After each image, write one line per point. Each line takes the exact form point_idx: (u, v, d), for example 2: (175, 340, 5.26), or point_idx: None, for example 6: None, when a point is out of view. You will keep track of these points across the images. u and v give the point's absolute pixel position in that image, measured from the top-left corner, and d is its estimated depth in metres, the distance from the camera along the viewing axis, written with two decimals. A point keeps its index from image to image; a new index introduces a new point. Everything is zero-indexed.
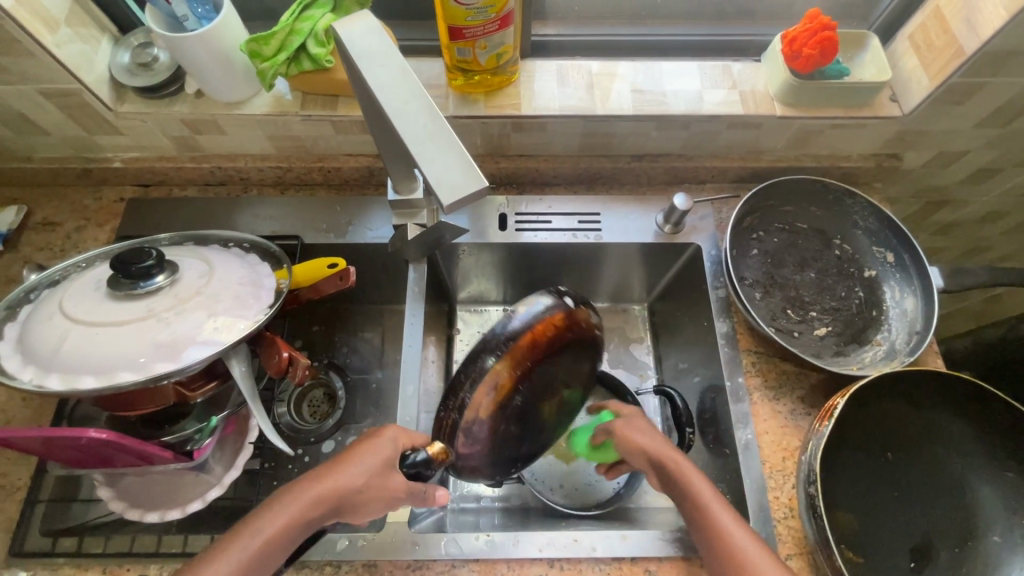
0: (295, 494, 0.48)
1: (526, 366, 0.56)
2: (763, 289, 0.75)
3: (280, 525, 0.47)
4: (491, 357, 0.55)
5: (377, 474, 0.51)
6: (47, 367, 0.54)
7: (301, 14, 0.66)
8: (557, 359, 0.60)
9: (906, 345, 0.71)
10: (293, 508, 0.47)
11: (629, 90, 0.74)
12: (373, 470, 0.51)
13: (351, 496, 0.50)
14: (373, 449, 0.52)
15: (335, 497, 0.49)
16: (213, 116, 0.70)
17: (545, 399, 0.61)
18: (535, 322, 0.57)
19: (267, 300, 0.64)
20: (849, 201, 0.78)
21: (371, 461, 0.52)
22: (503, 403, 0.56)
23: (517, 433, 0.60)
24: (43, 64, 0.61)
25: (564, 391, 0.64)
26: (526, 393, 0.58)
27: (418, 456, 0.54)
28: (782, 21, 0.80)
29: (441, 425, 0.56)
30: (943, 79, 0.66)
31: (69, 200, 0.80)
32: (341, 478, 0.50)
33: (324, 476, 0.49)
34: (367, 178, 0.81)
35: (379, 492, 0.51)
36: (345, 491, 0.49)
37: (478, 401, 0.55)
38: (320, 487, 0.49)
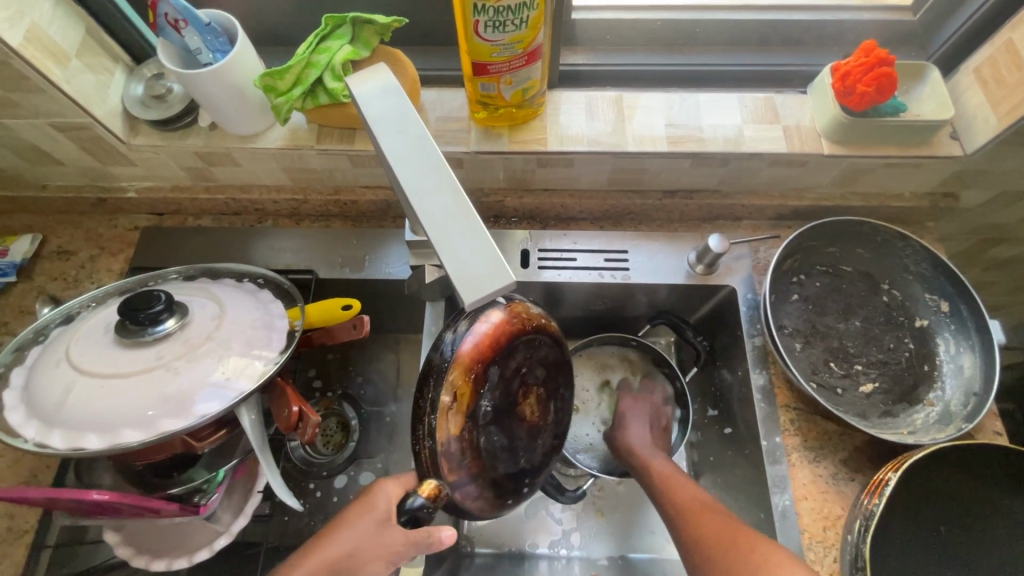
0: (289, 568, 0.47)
1: (481, 372, 0.51)
2: (804, 339, 0.70)
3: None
4: (441, 373, 0.50)
5: (369, 536, 0.48)
6: (52, 422, 0.52)
7: (317, 45, 0.62)
8: (517, 357, 0.54)
9: (962, 408, 0.65)
10: None
11: (663, 125, 0.69)
12: (365, 533, 0.48)
13: (344, 562, 0.47)
14: (361, 507, 0.50)
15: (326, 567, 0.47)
16: (227, 150, 0.68)
17: (517, 401, 0.55)
18: (477, 327, 0.51)
19: (279, 345, 0.61)
20: (900, 244, 0.72)
21: (363, 523, 0.49)
22: (470, 413, 0.50)
23: (502, 447, 0.54)
24: (53, 100, 0.59)
25: (540, 390, 0.58)
26: (492, 397, 0.52)
27: (414, 502, 0.48)
28: (831, 48, 0.74)
29: (421, 460, 0.50)
30: (1015, 120, 0.60)
31: (84, 228, 0.79)
32: (329, 544, 0.48)
33: (316, 547, 0.48)
34: (385, 209, 0.78)
35: (376, 551, 0.47)
36: (340, 556, 0.47)
37: (444, 422, 0.49)
38: (311, 557, 0.47)
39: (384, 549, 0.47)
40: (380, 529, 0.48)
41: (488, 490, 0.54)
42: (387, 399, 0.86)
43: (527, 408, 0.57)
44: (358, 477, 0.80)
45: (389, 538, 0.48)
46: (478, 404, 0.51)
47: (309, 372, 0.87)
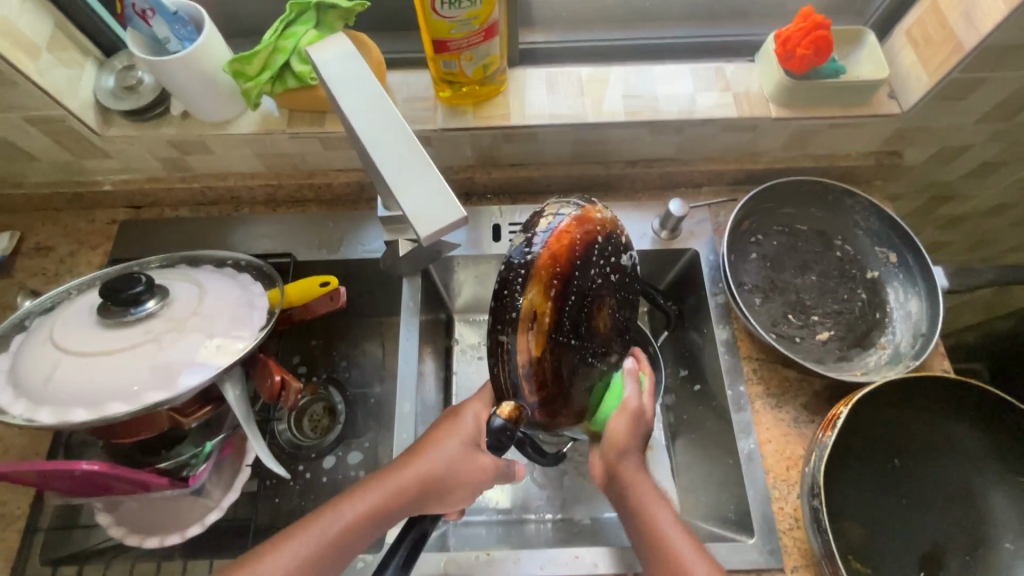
0: (377, 485, 0.52)
1: (555, 289, 0.49)
2: (763, 295, 0.74)
3: (359, 517, 0.50)
4: (519, 286, 0.48)
5: (459, 462, 0.53)
6: (39, 400, 0.54)
7: (283, 31, 0.64)
8: (595, 270, 0.53)
9: (911, 349, 0.69)
10: (373, 498, 0.51)
11: (621, 96, 0.72)
12: (452, 460, 0.53)
13: (434, 483, 0.52)
14: (450, 435, 0.55)
15: (411, 488, 0.52)
16: (200, 137, 0.70)
17: (593, 315, 0.55)
18: (553, 241, 0.49)
19: (259, 321, 0.63)
20: (849, 201, 0.77)
21: (451, 447, 0.54)
22: (548, 329, 0.49)
23: (580, 363, 0.54)
24: (26, 92, 0.61)
25: (612, 303, 0.58)
26: (570, 312, 0.51)
27: (494, 423, 0.49)
28: (775, 19, 0.78)
29: (499, 385, 0.49)
30: (943, 75, 0.64)
31: (62, 224, 0.80)
32: (419, 468, 0.52)
33: (406, 467, 0.53)
34: (359, 192, 0.80)
35: (462, 479, 0.53)
36: (427, 475, 0.52)
37: (524, 341, 0.48)
38: (400, 476, 0.52)
39: (474, 478, 0.53)
40: (471, 460, 0.53)
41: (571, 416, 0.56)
42: (372, 379, 0.88)
43: (600, 321, 0.56)
44: (347, 455, 0.82)
45: (480, 464, 0.53)
46: (552, 322, 0.49)
47: (294, 358, 0.89)
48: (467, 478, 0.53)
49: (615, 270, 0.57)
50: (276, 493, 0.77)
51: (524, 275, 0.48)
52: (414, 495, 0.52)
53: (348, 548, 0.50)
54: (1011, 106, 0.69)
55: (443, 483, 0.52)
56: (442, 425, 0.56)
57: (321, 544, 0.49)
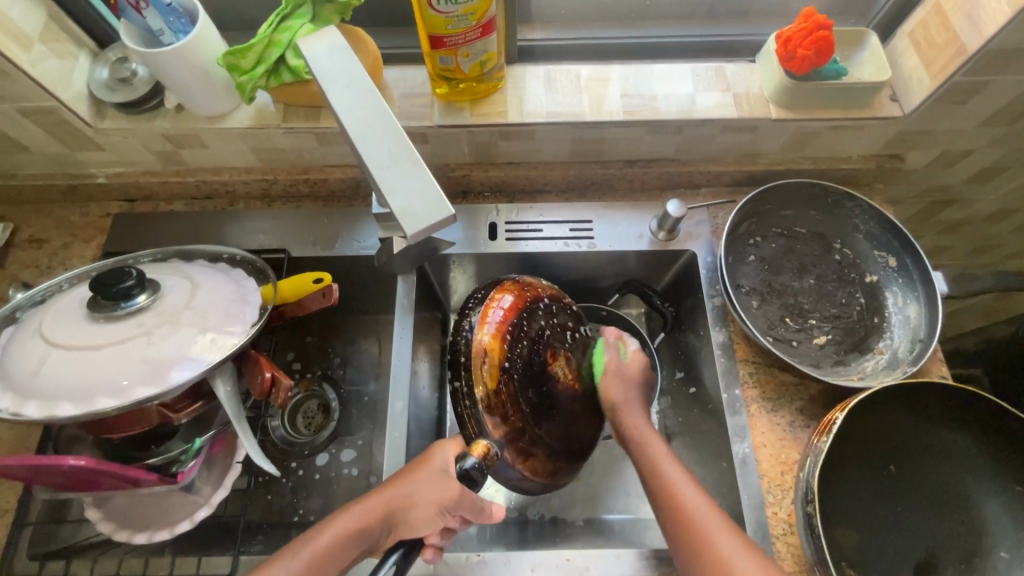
0: (346, 513, 0.53)
1: (505, 335, 0.60)
2: (761, 297, 0.73)
3: (326, 544, 0.51)
4: (468, 336, 0.60)
5: (422, 488, 0.54)
6: (26, 394, 0.53)
7: (279, 25, 0.64)
8: (542, 321, 0.63)
9: (909, 354, 0.69)
10: (342, 523, 0.52)
11: (619, 95, 0.72)
12: (416, 487, 0.54)
13: (397, 507, 0.53)
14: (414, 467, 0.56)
15: (372, 514, 0.53)
16: (195, 131, 0.69)
17: (546, 362, 0.62)
18: (498, 302, 0.62)
19: (251, 317, 0.62)
20: (848, 204, 0.76)
21: (416, 475, 0.55)
22: (500, 366, 0.58)
23: (539, 404, 0.61)
24: (18, 83, 0.60)
25: (568, 355, 0.65)
26: (521, 357, 0.60)
27: (468, 462, 0.52)
28: (776, 19, 0.77)
29: (468, 426, 0.58)
30: (946, 78, 0.63)
31: (56, 217, 0.80)
32: (384, 493, 0.54)
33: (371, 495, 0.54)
34: (355, 188, 0.79)
35: (426, 504, 0.53)
36: (394, 500, 0.54)
37: (476, 376, 0.57)
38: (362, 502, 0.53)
39: (437, 502, 0.53)
40: (436, 487, 0.54)
41: (541, 457, 0.60)
42: (366, 377, 0.88)
43: (558, 374, 0.63)
44: (339, 453, 0.81)
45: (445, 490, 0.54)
46: (505, 360, 0.59)
47: (288, 355, 0.88)
48: (430, 503, 0.53)
49: (565, 328, 0.66)
50: (268, 489, 0.77)
51: (473, 325, 0.60)
52: (377, 520, 0.53)
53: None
54: (1014, 110, 0.69)
55: (406, 506, 0.53)
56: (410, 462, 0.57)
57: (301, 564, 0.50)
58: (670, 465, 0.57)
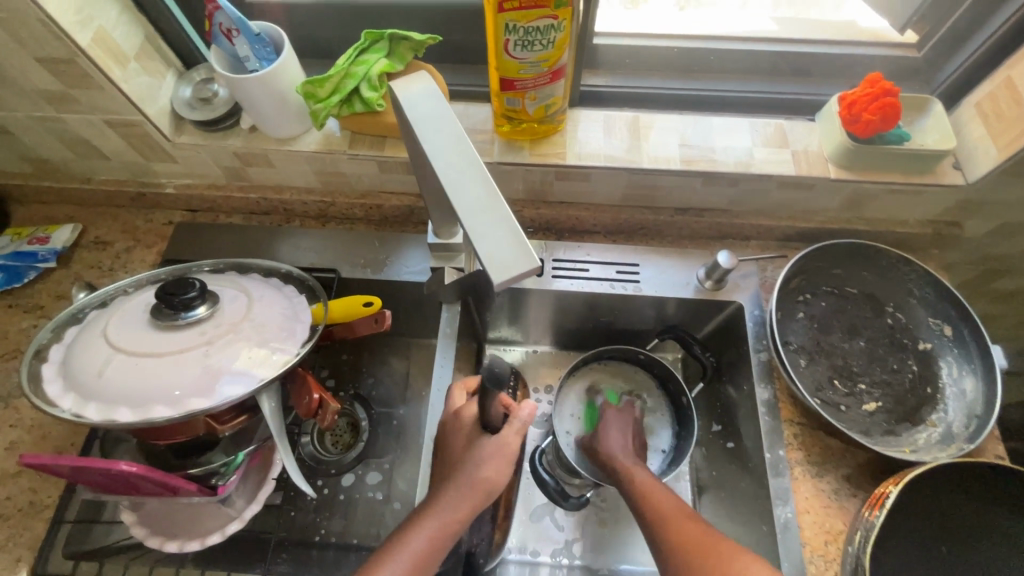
0: (446, 496, 0.56)
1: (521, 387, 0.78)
2: (809, 356, 0.72)
3: (443, 522, 0.55)
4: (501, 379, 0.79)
5: (482, 459, 0.58)
6: (87, 396, 0.55)
7: (356, 58, 0.67)
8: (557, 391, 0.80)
9: (964, 430, 0.66)
10: (430, 523, 0.55)
11: (677, 143, 0.73)
12: (478, 454, 0.58)
13: (484, 488, 0.57)
14: (459, 437, 0.61)
15: (474, 487, 0.57)
16: (264, 151, 0.72)
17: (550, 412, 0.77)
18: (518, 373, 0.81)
19: (302, 336, 0.63)
20: (904, 268, 0.75)
21: (475, 446, 0.59)
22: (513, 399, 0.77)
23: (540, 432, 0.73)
24: (110, 97, 0.63)
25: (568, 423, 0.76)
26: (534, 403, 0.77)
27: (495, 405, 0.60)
28: (839, 80, 0.78)
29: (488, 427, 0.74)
30: (1014, 152, 0.63)
31: (121, 221, 0.83)
32: (458, 480, 0.57)
33: (453, 471, 0.58)
34: (408, 215, 0.81)
35: (491, 467, 0.57)
36: (473, 483, 0.57)
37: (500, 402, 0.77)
38: (458, 483, 0.56)
39: (502, 462, 0.58)
40: (495, 454, 0.58)
41: None
42: (398, 400, 0.88)
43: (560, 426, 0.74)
44: (366, 475, 0.81)
45: (503, 441, 0.58)
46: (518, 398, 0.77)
47: (322, 372, 0.89)
48: (501, 468, 0.58)
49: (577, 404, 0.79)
50: (293, 507, 0.77)
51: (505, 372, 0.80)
52: (479, 490, 0.57)
53: (441, 546, 0.54)
54: None
55: (493, 483, 0.57)
56: (453, 432, 0.62)
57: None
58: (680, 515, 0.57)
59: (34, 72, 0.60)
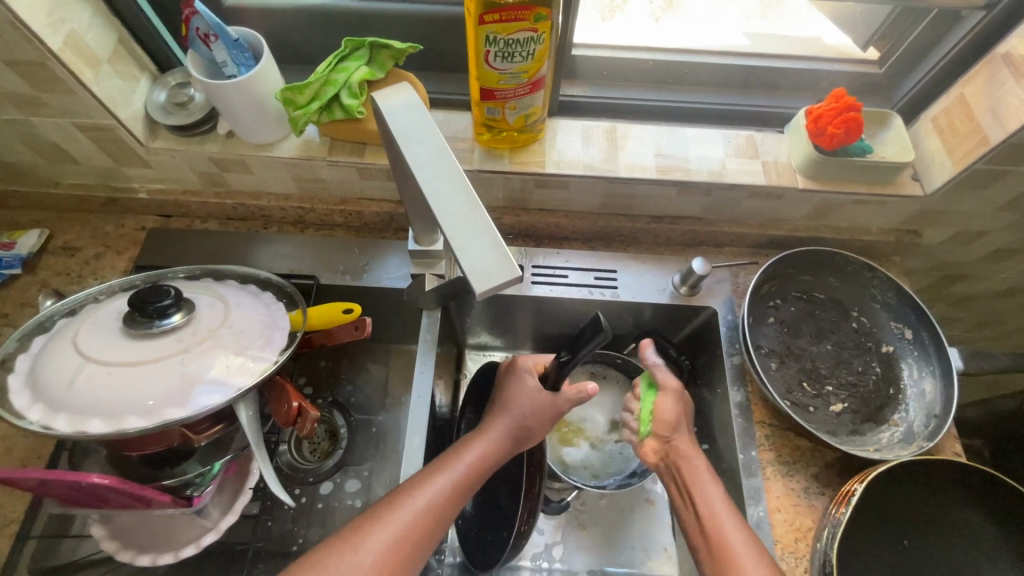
0: (495, 428, 0.62)
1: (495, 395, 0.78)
2: (779, 360, 0.74)
3: (490, 449, 0.60)
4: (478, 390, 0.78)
5: (530, 407, 0.63)
6: (56, 407, 0.53)
7: (336, 65, 0.67)
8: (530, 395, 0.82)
9: (924, 429, 0.70)
10: (478, 447, 0.60)
11: (652, 153, 0.75)
12: (527, 403, 0.63)
13: (526, 436, 0.62)
14: (521, 385, 0.65)
15: (517, 431, 0.62)
16: (242, 157, 0.71)
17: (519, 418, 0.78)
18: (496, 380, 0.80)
19: (281, 343, 0.63)
20: (868, 274, 0.78)
21: (527, 393, 0.64)
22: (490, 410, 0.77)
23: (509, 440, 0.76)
24: (82, 101, 0.62)
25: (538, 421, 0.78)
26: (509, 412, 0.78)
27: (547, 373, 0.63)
28: (806, 94, 0.81)
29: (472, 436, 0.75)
30: (967, 165, 0.66)
31: (91, 226, 0.81)
32: (509, 416, 0.62)
33: (501, 413, 0.63)
34: (388, 221, 0.81)
35: (537, 418, 0.62)
36: (522, 421, 0.62)
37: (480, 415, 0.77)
38: (503, 423, 0.62)
39: (548, 415, 0.63)
40: (545, 405, 0.63)
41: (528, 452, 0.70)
42: (378, 405, 0.88)
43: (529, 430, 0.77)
44: (344, 483, 0.81)
45: (558, 400, 0.63)
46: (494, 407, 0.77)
47: (299, 379, 0.88)
48: (546, 421, 0.63)
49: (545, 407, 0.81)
50: (270, 516, 0.76)
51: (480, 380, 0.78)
52: (521, 436, 0.62)
53: (486, 470, 0.59)
54: None
55: (533, 435, 0.62)
56: (508, 380, 0.67)
57: (443, 496, 0.56)
58: (724, 517, 0.56)
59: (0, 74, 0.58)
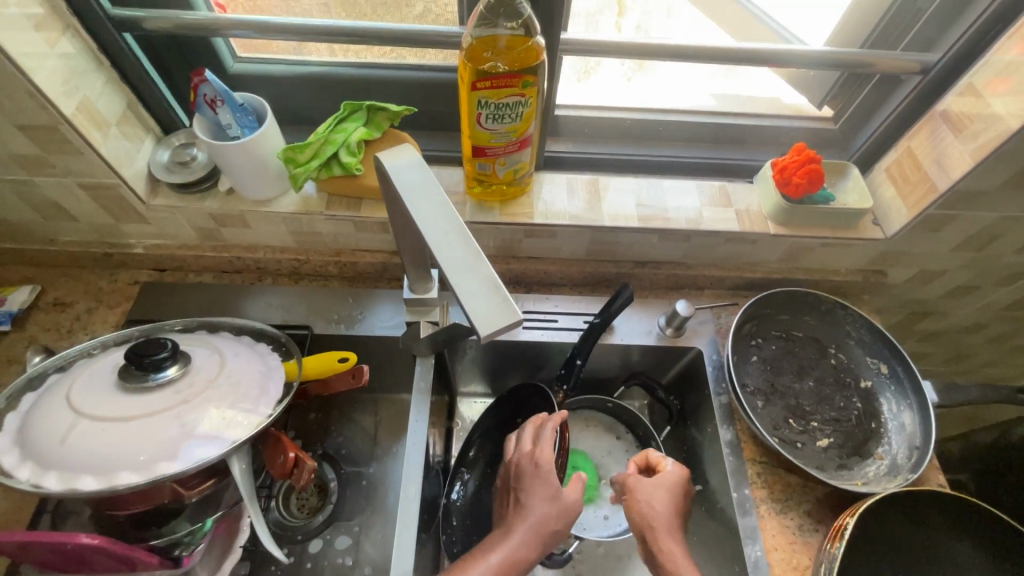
0: (517, 535, 0.58)
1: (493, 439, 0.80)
2: (765, 397, 0.77)
3: (513, 555, 0.57)
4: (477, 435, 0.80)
5: (554, 511, 0.61)
6: (46, 465, 0.52)
7: (335, 126, 0.71)
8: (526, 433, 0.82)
9: (907, 461, 0.72)
10: (500, 553, 0.57)
11: (633, 203, 0.80)
12: (552, 506, 0.61)
13: (554, 539, 0.61)
14: (543, 485, 0.63)
15: (546, 534, 0.60)
16: (241, 213, 0.74)
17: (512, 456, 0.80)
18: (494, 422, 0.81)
19: (277, 394, 0.63)
20: (841, 313, 0.82)
21: (557, 495, 0.62)
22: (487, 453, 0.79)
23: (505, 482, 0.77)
24: (88, 161, 0.64)
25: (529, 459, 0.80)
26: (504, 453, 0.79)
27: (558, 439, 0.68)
28: (771, 148, 0.88)
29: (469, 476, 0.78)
30: (921, 210, 0.72)
31: (84, 281, 0.82)
32: (528, 520, 0.60)
33: (526, 517, 0.60)
34: (381, 271, 0.84)
35: (563, 520, 0.61)
36: (542, 525, 0.60)
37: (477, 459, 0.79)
38: (532, 528, 0.59)
39: (573, 514, 0.62)
40: (570, 509, 0.62)
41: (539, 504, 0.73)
42: (369, 456, 0.87)
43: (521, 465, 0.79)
44: (335, 539, 0.79)
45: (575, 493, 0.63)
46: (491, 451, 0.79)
47: (289, 432, 0.87)
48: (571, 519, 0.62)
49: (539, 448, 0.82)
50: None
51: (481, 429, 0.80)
52: (548, 539, 0.60)
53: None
54: (981, 239, 0.78)
55: (559, 535, 0.61)
56: (531, 473, 0.64)
57: None
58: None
59: (10, 137, 0.61)
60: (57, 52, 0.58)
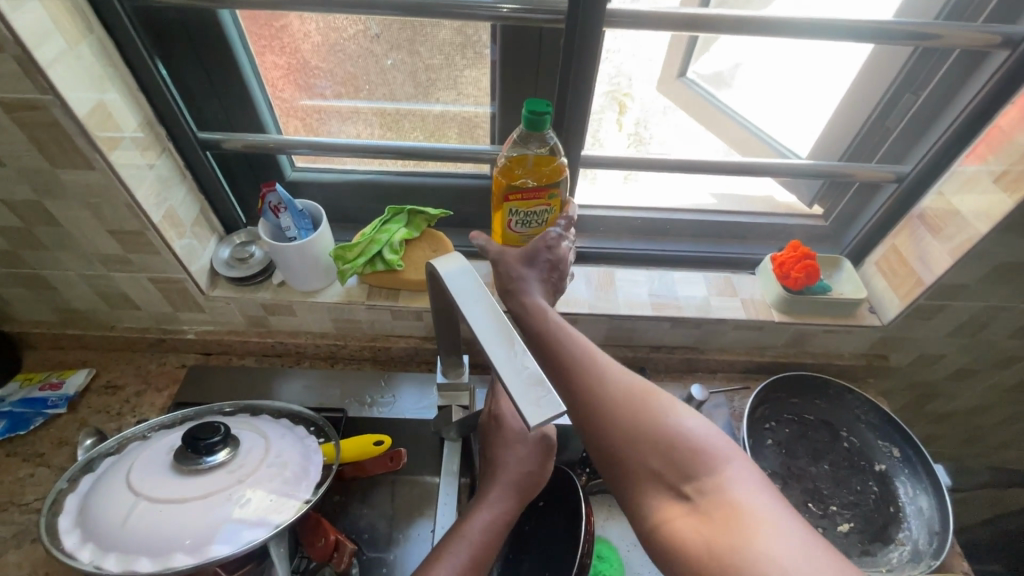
0: (495, 492, 0.66)
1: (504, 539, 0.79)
2: (783, 481, 0.79)
3: (496, 516, 0.64)
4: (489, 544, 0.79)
5: (521, 456, 0.69)
6: (105, 547, 0.56)
7: (381, 227, 0.81)
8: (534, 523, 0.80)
9: (929, 546, 0.73)
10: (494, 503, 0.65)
11: (647, 294, 0.87)
12: (517, 452, 0.69)
13: (529, 481, 0.68)
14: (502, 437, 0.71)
15: (519, 482, 0.68)
16: (290, 302, 0.81)
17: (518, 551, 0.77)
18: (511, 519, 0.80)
19: (317, 476, 0.66)
20: (849, 396, 0.86)
21: (516, 445, 0.70)
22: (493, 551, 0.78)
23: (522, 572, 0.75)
24: (163, 259, 0.73)
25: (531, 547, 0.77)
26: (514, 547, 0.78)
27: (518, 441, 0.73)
28: (769, 242, 0.97)
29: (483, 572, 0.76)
30: (912, 301, 0.79)
31: (135, 364, 0.88)
32: (502, 478, 0.68)
33: (499, 475, 0.68)
34: (412, 355, 0.89)
35: (531, 461, 0.69)
36: (517, 479, 0.68)
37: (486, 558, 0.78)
38: (503, 479, 0.67)
39: (536, 453, 0.70)
40: (531, 447, 0.70)
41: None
42: (393, 541, 0.87)
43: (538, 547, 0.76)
44: None
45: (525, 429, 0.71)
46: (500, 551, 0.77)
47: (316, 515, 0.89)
48: (540, 462, 0.70)
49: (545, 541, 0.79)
50: None
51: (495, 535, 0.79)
52: (524, 483, 0.68)
53: (493, 539, 0.61)
54: (971, 327, 0.84)
55: (533, 476, 0.69)
56: (496, 430, 0.73)
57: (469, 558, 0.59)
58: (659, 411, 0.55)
59: (101, 240, 0.70)
60: (153, 171, 0.68)
